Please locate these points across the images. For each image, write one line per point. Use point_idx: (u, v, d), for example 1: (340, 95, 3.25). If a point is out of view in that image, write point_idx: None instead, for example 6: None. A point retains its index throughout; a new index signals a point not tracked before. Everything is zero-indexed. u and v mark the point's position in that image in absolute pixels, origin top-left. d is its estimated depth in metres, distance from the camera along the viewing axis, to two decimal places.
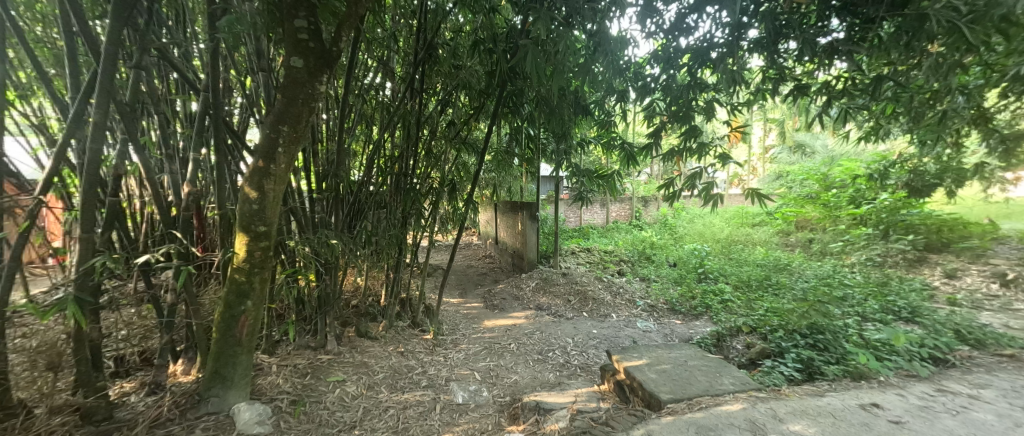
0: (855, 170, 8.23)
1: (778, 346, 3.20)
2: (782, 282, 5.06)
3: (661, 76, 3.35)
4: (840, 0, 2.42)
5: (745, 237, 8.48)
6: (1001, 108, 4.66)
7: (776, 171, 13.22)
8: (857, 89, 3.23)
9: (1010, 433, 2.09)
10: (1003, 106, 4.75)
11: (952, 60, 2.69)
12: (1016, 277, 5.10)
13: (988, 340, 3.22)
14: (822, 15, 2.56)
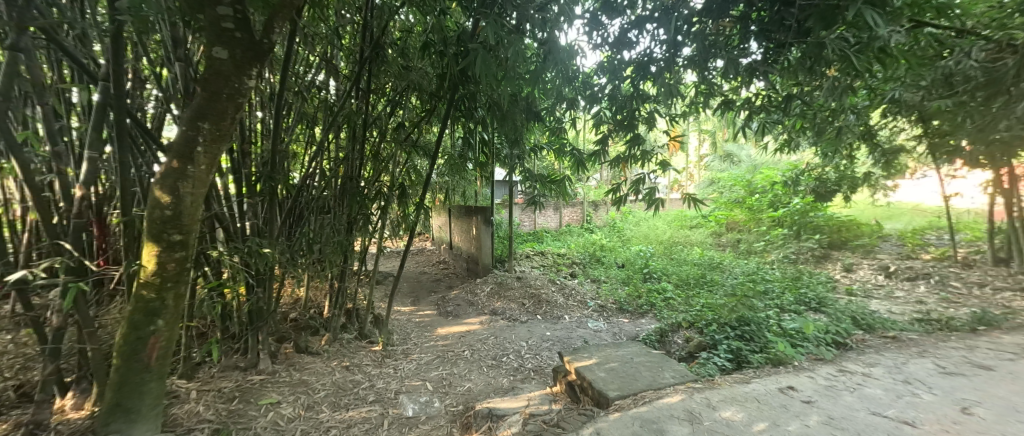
0: (774, 177, 9.16)
1: (712, 338, 3.45)
2: (714, 279, 5.50)
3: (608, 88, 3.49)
4: (758, 26, 2.66)
5: (685, 238, 9.08)
6: (884, 125, 5.45)
7: (710, 177, 14.39)
8: (772, 105, 3.60)
9: (896, 404, 2.41)
10: (885, 124, 5.56)
11: (844, 84, 3.10)
12: (898, 270, 5.94)
13: (877, 325, 3.71)
14: (744, 39, 2.77)
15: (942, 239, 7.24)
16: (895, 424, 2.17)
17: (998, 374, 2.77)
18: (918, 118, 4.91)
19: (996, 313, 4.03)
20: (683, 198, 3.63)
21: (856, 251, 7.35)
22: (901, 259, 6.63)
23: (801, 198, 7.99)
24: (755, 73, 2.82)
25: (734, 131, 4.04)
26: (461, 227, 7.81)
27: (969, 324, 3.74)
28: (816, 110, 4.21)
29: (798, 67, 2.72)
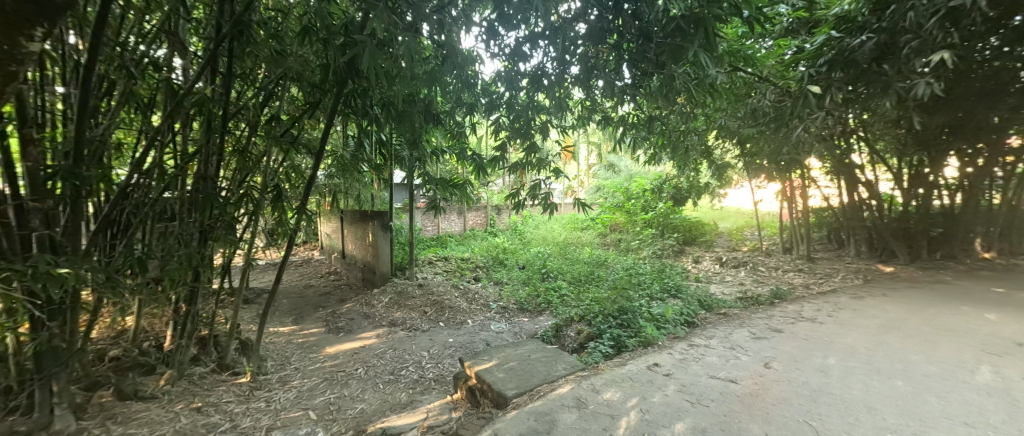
0: (646, 185, 10.56)
1: (597, 329, 3.79)
2: (598, 276, 6.02)
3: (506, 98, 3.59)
4: (627, 56, 2.99)
5: (576, 239, 9.81)
6: (720, 143, 6.76)
7: (597, 184, 15.98)
8: (640, 123, 4.14)
9: (727, 367, 2.97)
10: (717, 144, 6.92)
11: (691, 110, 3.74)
12: (729, 260, 7.38)
13: (715, 305, 4.55)
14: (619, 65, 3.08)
15: (757, 235, 9.26)
16: (726, 385, 2.68)
17: (791, 335, 3.64)
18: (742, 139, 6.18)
19: (792, 290, 5.29)
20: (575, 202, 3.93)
21: (706, 245, 8.90)
22: (732, 251, 8.26)
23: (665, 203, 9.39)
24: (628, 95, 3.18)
25: (616, 144, 4.52)
26: (354, 233, 7.20)
27: (777, 299, 4.83)
28: (674, 128, 4.97)
29: (655, 94, 3.19)
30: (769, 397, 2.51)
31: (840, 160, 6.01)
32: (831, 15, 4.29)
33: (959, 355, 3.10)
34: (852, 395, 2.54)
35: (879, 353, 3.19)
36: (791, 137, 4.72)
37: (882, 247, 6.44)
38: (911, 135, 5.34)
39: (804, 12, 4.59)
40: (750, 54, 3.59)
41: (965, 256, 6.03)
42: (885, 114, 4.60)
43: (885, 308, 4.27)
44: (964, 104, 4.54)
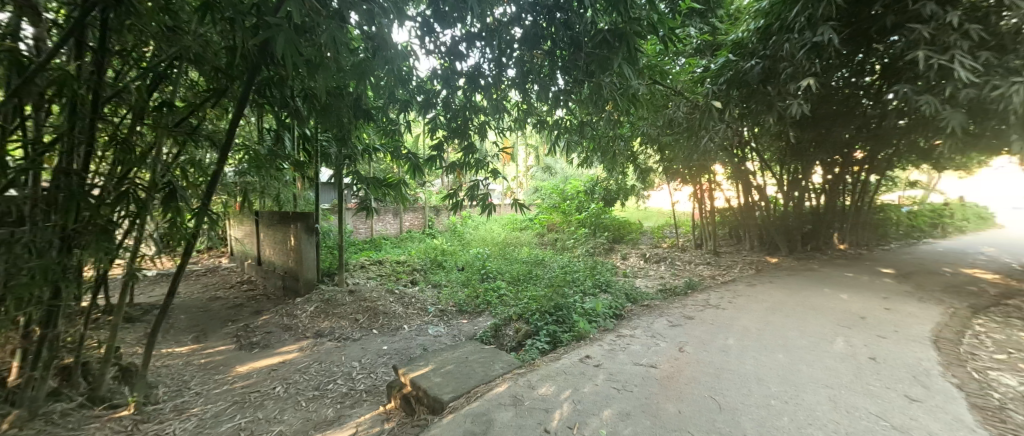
0: (580, 186, 11.03)
1: (534, 326, 3.87)
2: (535, 275, 6.15)
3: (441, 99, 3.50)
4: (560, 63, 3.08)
5: (514, 239, 9.92)
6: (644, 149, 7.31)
7: (535, 185, 16.37)
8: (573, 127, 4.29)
9: (648, 353, 3.22)
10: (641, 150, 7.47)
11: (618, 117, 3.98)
12: (652, 256, 8.00)
13: (641, 298, 4.90)
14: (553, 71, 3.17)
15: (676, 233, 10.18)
16: (647, 370, 2.90)
17: (701, 321, 4.06)
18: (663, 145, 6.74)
19: (704, 281, 5.89)
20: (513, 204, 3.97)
21: (633, 243, 9.56)
22: (654, 248, 8.97)
23: (597, 204, 9.91)
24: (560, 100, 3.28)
25: (553, 148, 4.66)
26: (273, 237, 6.51)
27: (692, 290, 5.35)
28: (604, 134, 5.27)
29: (585, 102, 3.34)
30: (682, 378, 2.77)
31: (738, 167, 6.85)
32: (731, 40, 4.89)
33: (826, 329, 3.71)
34: (748, 370, 2.91)
35: (769, 331, 3.70)
36: (702, 145, 5.26)
37: (770, 242, 7.47)
38: (789, 146, 6.28)
39: (710, 35, 5.17)
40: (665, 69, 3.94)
41: (825, 247, 7.29)
42: (776, 127, 5.32)
43: (776, 293, 4.95)
44: (828, 122, 5.44)
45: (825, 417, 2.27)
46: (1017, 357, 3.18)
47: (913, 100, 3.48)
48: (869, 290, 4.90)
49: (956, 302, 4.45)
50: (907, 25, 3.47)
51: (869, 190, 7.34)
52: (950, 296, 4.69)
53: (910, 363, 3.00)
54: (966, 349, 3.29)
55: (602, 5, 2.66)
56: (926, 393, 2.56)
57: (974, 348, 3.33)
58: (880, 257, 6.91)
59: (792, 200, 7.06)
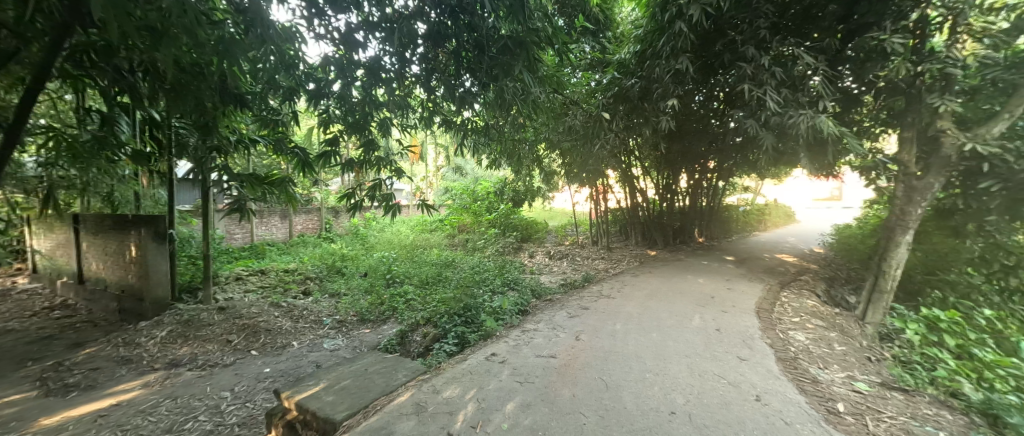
0: (489, 187, 11.15)
1: (441, 330, 3.78)
2: (443, 276, 5.99)
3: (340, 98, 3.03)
4: (465, 65, 3.04)
5: (423, 241, 9.54)
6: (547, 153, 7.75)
7: (444, 186, 16.05)
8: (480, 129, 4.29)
9: (549, 345, 3.42)
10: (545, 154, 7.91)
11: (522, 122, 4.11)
12: (555, 253, 8.50)
13: (545, 293, 5.18)
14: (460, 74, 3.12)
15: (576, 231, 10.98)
16: (548, 360, 3.08)
17: (595, 310, 4.46)
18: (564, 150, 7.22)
19: (600, 275, 6.47)
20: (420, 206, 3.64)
21: (539, 242, 10.04)
22: (558, 245, 9.55)
23: (506, 205, 10.14)
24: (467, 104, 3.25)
25: (462, 148, 4.56)
26: (106, 247, 5.14)
27: (590, 283, 5.84)
28: (510, 137, 5.40)
29: (492, 108, 3.34)
30: (577, 364, 3.01)
31: (624, 171, 7.68)
32: (617, 59, 5.49)
33: (690, 309, 4.40)
34: (630, 350, 3.29)
35: (648, 315, 4.23)
36: (595, 151, 5.77)
37: (651, 237, 8.56)
38: (662, 155, 7.26)
39: (600, 52, 5.73)
40: (564, 79, 4.22)
41: (690, 241, 8.65)
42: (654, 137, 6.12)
43: (655, 282, 5.70)
44: (690, 135, 6.46)
45: (686, 382, 2.71)
46: (809, 319, 4.22)
47: (742, 122, 4.36)
48: (721, 275, 5.97)
49: (776, 281, 5.68)
50: (736, 62, 4.32)
51: (720, 192, 8.91)
52: (772, 276, 5.97)
53: (744, 331, 3.74)
54: (779, 316, 4.23)
55: (502, 13, 2.70)
56: (753, 354, 3.22)
57: (784, 315, 4.30)
58: (728, 247, 8.45)
59: (666, 201, 8.19)
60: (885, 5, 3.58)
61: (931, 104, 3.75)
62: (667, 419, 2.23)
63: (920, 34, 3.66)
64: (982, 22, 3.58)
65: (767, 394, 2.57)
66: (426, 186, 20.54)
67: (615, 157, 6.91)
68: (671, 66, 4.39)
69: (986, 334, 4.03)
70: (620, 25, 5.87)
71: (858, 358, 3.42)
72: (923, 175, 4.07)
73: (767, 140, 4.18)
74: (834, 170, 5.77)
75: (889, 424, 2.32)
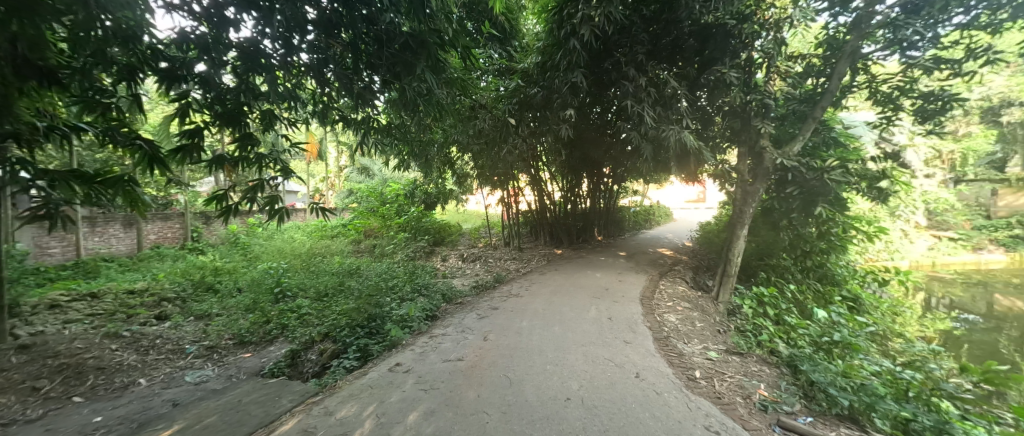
0: (398, 189, 10.60)
1: (338, 344, 3.48)
2: (347, 285, 5.49)
3: (195, 89, 2.40)
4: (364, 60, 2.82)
5: (323, 248, 8.60)
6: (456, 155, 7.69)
7: (348, 188, 14.75)
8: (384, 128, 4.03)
9: (456, 348, 3.40)
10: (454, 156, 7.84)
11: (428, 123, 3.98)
12: (468, 255, 8.44)
13: (455, 296, 5.14)
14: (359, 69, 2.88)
15: (489, 233, 11.09)
16: (454, 364, 3.06)
17: (504, 310, 4.57)
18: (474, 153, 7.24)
19: (511, 275, 6.65)
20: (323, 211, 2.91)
21: (452, 245, 9.86)
22: (471, 247, 9.52)
23: (417, 208, 9.75)
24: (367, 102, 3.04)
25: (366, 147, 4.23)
26: None
27: (501, 283, 5.97)
28: (417, 139, 5.21)
29: (396, 106, 3.19)
30: (483, 364, 3.06)
31: (532, 174, 8.03)
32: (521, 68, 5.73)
33: (588, 301, 4.80)
34: (534, 345, 3.45)
35: (552, 310, 4.49)
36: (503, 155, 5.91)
37: (556, 237, 9.08)
38: (564, 161, 7.78)
39: (506, 60, 5.89)
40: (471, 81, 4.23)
41: (590, 239, 9.43)
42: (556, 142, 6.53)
43: (559, 278, 6.07)
44: (587, 143, 7.04)
45: (581, 369, 2.95)
46: (679, 302, 4.96)
47: (628, 133, 4.90)
48: (614, 269, 6.64)
49: (657, 272, 6.54)
50: (620, 80, 4.86)
51: (614, 195, 9.90)
52: (654, 268, 6.86)
53: (630, 318, 4.22)
54: (658, 302, 4.87)
55: (404, 10, 2.60)
56: (636, 337, 3.67)
57: (662, 300, 4.99)
58: (622, 244, 9.43)
59: (569, 202, 8.80)
60: (726, 44, 4.41)
61: (757, 127, 4.75)
62: (563, 405, 2.41)
63: (749, 71, 4.59)
64: (787, 66, 4.64)
65: (646, 371, 2.95)
66: (327, 188, 18.62)
67: (523, 162, 7.18)
68: (568, 78, 4.72)
69: (794, 303, 5.25)
70: (524, 36, 6.12)
71: (713, 331, 4.14)
72: (754, 181, 5.10)
73: (646, 150, 4.79)
74: (697, 177, 6.87)
75: (730, 382, 2.90)
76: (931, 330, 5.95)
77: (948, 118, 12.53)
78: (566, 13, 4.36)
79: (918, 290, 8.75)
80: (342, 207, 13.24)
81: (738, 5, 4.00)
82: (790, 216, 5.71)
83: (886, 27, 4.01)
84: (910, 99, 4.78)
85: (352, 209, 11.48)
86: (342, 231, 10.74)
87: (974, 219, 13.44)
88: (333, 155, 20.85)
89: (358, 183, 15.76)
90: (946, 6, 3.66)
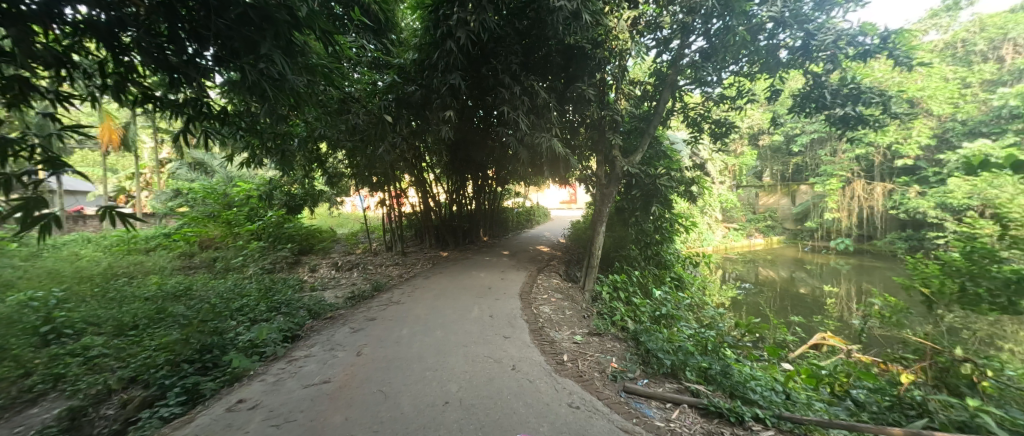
0: (249, 191, 8.91)
1: (149, 388, 2.65)
2: (171, 312, 4.20)
3: None
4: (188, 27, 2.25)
5: (133, 266, 6.60)
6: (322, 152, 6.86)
7: (175, 188, 11.79)
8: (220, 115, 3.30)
9: (320, 370, 3.02)
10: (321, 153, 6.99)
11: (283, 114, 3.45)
12: (343, 264, 7.59)
13: (323, 310, 4.56)
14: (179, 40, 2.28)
15: (367, 238, 10.24)
16: (319, 388, 2.72)
17: (382, 320, 4.26)
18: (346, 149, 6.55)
19: (392, 281, 6.23)
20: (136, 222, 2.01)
21: (322, 254, 8.73)
22: (345, 254, 8.62)
23: (275, 211, 8.43)
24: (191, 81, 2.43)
25: (197, 138, 3.39)
26: None
27: (380, 292, 5.54)
28: (270, 131, 4.43)
29: (237, 90, 2.66)
30: (355, 382, 2.79)
31: (415, 174, 7.74)
32: (397, 63, 5.43)
33: (470, 302, 4.83)
34: (413, 353, 3.30)
35: (434, 315, 4.37)
36: (380, 153, 5.48)
37: (442, 239, 8.91)
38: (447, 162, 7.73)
39: (381, 53, 5.52)
40: (340, 70, 3.80)
41: (476, 240, 9.56)
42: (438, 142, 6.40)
43: (443, 281, 5.95)
44: (467, 145, 7.10)
45: (460, 370, 2.94)
46: (553, 294, 5.42)
47: (505, 137, 5.10)
48: (497, 268, 6.83)
49: (535, 268, 6.98)
50: (496, 86, 5.03)
51: (497, 197, 10.23)
52: (533, 264, 7.32)
53: (510, 314, 4.41)
54: (536, 296, 5.21)
55: None
56: (514, 332, 3.84)
57: (539, 294, 5.36)
58: (504, 243, 9.79)
59: (454, 204, 8.72)
60: (586, 65, 4.99)
61: (609, 139, 5.52)
62: (441, 410, 2.37)
63: (603, 90, 5.30)
64: (629, 88, 5.49)
65: (521, 362, 3.11)
66: (141, 188, 14.49)
67: (401, 162, 6.82)
68: (445, 79, 4.65)
69: (639, 286, 6.27)
70: (400, 30, 5.82)
71: (580, 318, 4.63)
72: (609, 185, 5.91)
73: (522, 154, 5.07)
74: (567, 181, 7.60)
75: (590, 360, 3.28)
76: (726, 298, 7.84)
77: (732, 139, 16.76)
78: (442, 13, 4.28)
79: (717, 269, 11.45)
80: (163, 213, 10.46)
81: (593, 31, 4.56)
82: (635, 214, 6.80)
83: (692, 67, 5.12)
84: (707, 123, 6.22)
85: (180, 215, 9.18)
86: (162, 243, 8.46)
87: (747, 215, 18.29)
88: (148, 146, 16.38)
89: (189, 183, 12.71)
90: (726, 56, 4.85)
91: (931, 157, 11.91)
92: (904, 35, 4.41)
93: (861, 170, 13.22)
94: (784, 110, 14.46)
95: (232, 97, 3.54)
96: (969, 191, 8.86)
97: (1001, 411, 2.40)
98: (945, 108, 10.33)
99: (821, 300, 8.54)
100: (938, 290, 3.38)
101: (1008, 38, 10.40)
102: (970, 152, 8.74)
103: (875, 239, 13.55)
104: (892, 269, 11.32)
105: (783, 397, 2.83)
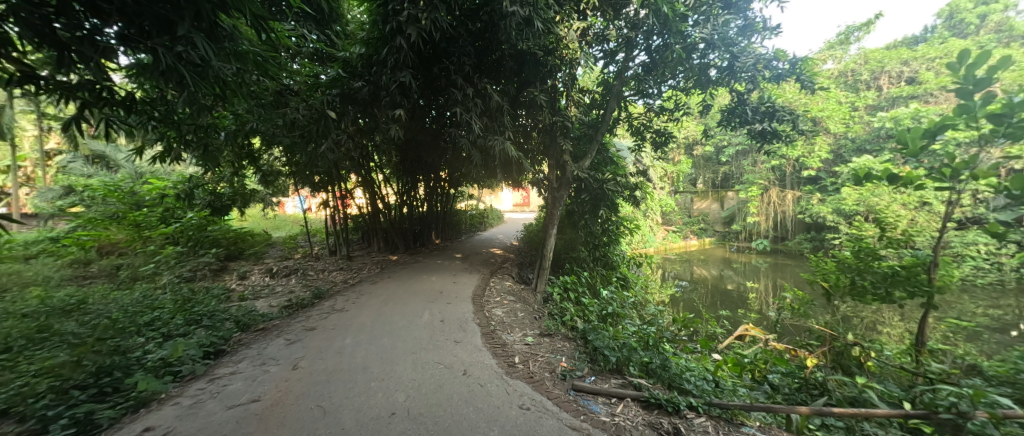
0: (163, 189, 7.92)
1: (23, 422, 2.17)
2: (58, 330, 3.54)
3: None
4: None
5: (7, 276, 5.52)
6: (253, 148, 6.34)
7: (66, 184, 10.18)
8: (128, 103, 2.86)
9: (247, 388, 2.73)
10: (252, 150, 6.41)
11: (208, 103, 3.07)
12: (279, 270, 6.99)
13: (252, 322, 4.14)
14: (72, 8, 1.90)
15: (307, 242, 9.56)
16: (246, 408, 2.45)
17: (322, 329, 3.97)
18: (282, 146, 6.06)
19: (333, 288, 5.83)
20: (11, 224, 1.66)
21: (253, 259, 7.98)
22: (282, 260, 7.98)
23: (196, 212, 7.54)
24: (85, 60, 2.04)
25: (95, 126, 2.91)
26: None
27: (321, 299, 5.16)
28: (189, 123, 3.95)
29: (147, 73, 2.30)
30: (289, 398, 2.55)
31: (362, 175, 7.37)
32: (341, 57, 5.11)
33: (420, 307, 4.66)
34: (356, 363, 3.10)
35: (380, 322, 4.15)
36: (321, 151, 5.09)
37: (392, 242, 8.55)
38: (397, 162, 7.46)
39: (323, 44, 5.18)
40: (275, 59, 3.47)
41: (428, 242, 9.33)
42: (385, 140, 6.12)
43: (391, 286, 5.69)
44: (418, 145, 6.86)
45: (409, 379, 2.80)
46: (505, 296, 5.40)
47: (457, 137, 4.97)
48: (447, 271, 6.66)
49: (487, 271, 6.92)
50: (447, 85, 4.89)
51: (450, 199, 10.04)
52: (484, 267, 7.24)
53: (461, 318, 4.31)
54: (488, 299, 5.15)
55: None
56: (465, 336, 3.75)
57: (491, 297, 5.32)
58: (455, 246, 9.63)
59: (404, 205, 8.40)
60: (538, 70, 5.00)
61: (559, 144, 5.63)
62: (386, 422, 2.24)
63: (554, 96, 5.39)
64: (579, 96, 5.64)
65: (472, 367, 3.03)
66: (19, 183, 12.34)
67: (344, 160, 6.43)
68: (394, 77, 4.45)
69: (586, 285, 6.43)
70: (344, 22, 5.54)
71: (531, 319, 4.63)
72: (560, 189, 6.00)
73: (475, 156, 4.99)
74: (519, 184, 7.65)
75: (540, 361, 3.29)
76: (665, 296, 8.31)
77: (670, 148, 17.98)
78: (390, 8, 4.09)
79: (657, 269, 12.15)
80: (49, 213, 8.98)
81: (545, 39, 4.62)
82: (584, 216, 7.01)
83: (635, 79, 5.41)
84: (649, 133, 6.57)
85: (71, 216, 7.90)
86: (48, 250, 7.21)
87: (683, 218, 19.68)
88: (29, 135, 14.02)
89: (85, 179, 11.04)
90: (664, 72, 5.18)
91: (829, 168, 13.65)
92: (809, 62, 4.96)
93: (776, 179, 14.79)
94: (713, 123, 15.85)
95: (141, 80, 3.08)
96: (857, 198, 10.23)
97: (882, 386, 2.77)
98: (839, 127, 11.86)
99: (744, 296, 9.39)
100: (835, 283, 3.82)
101: (884, 70, 12.19)
102: (858, 165, 10.11)
103: (787, 239, 15.17)
104: (801, 266, 12.71)
105: (713, 385, 3.05)
